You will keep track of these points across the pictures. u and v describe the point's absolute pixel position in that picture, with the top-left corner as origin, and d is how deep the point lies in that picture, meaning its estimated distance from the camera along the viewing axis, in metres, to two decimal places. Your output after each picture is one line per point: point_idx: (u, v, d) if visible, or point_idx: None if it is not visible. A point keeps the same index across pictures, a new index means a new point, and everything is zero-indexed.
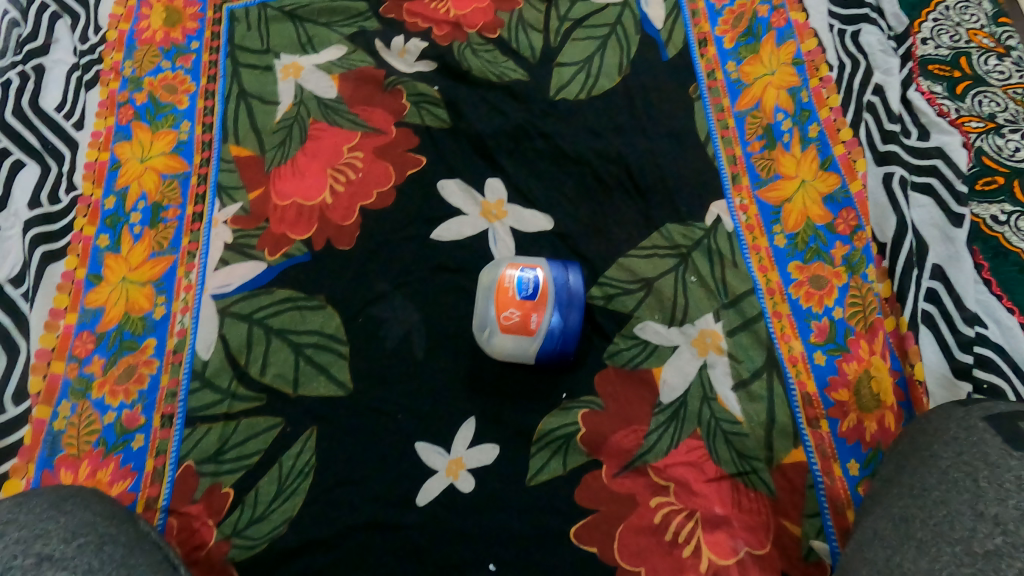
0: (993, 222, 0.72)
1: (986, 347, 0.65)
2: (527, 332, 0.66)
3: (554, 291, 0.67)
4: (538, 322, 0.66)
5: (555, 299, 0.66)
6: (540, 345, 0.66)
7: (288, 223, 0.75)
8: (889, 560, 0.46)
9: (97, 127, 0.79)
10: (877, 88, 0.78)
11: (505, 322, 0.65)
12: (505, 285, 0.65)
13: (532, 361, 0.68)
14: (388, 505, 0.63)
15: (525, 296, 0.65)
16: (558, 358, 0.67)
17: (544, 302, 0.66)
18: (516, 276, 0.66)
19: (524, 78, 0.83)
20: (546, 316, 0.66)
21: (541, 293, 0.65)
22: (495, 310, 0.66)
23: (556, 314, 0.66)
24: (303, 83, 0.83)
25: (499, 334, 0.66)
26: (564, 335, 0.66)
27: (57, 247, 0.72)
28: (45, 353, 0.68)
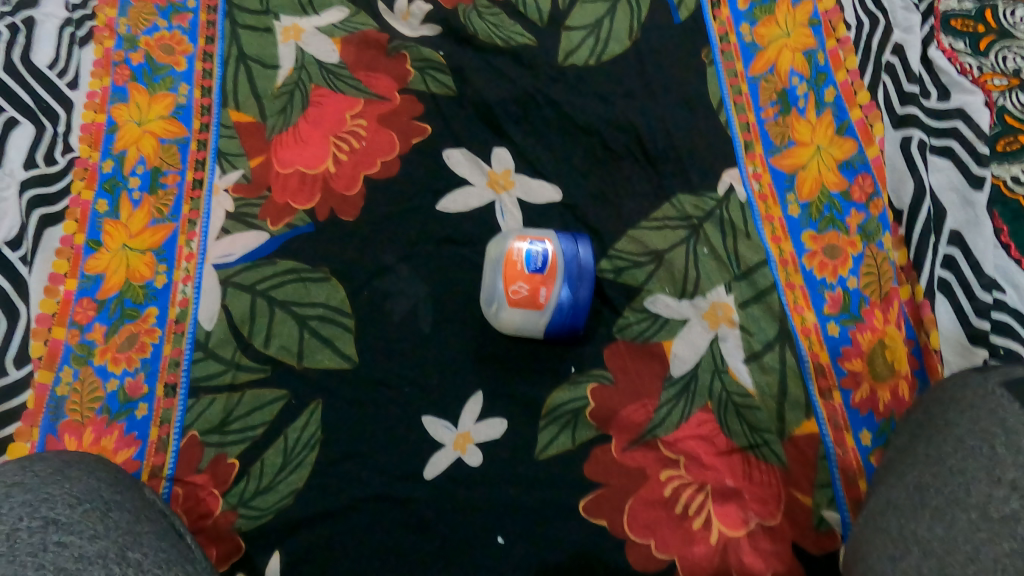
0: (1015, 182, 0.68)
1: (1004, 312, 0.64)
2: (535, 306, 0.65)
3: (563, 265, 0.65)
4: (547, 296, 0.64)
5: (564, 272, 0.65)
6: (550, 319, 0.65)
7: (290, 192, 0.74)
8: (904, 530, 0.46)
9: (92, 86, 0.77)
10: (897, 48, 0.75)
11: (513, 296, 0.64)
12: (513, 259, 0.64)
13: (541, 335, 0.67)
14: (395, 478, 0.62)
15: (534, 269, 0.64)
16: (568, 333, 0.66)
17: (553, 276, 0.64)
18: (524, 250, 0.64)
19: (531, 43, 0.80)
20: (555, 290, 0.64)
21: (550, 267, 0.64)
22: (503, 285, 0.65)
23: (565, 288, 0.65)
24: (304, 47, 0.80)
25: (507, 308, 0.65)
26: (573, 308, 0.65)
27: (55, 211, 0.71)
28: (46, 319, 0.66)
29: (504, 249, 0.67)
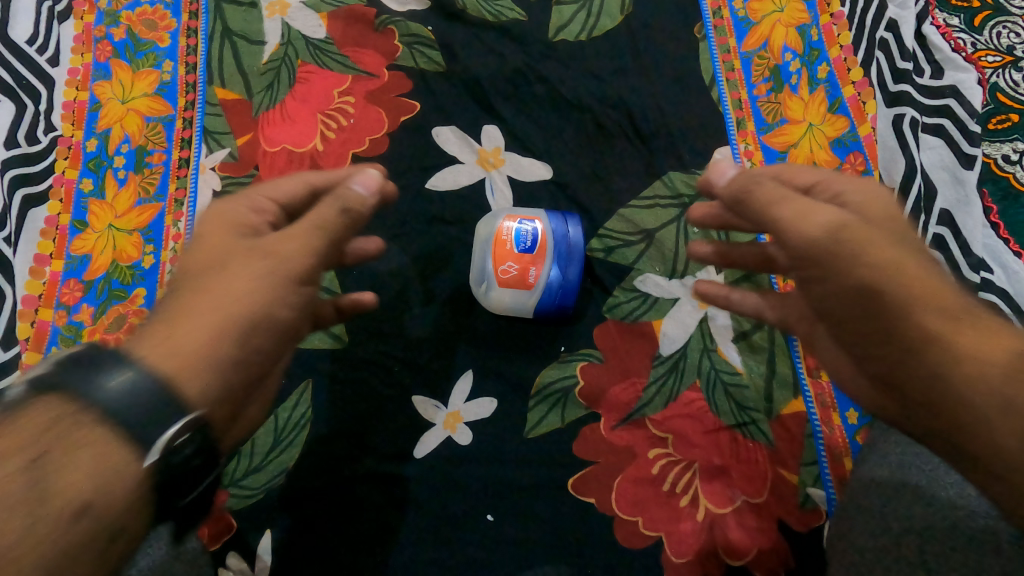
0: (1004, 161, 0.71)
1: (991, 292, 0.65)
2: (526, 287, 0.64)
3: (552, 243, 0.65)
4: (537, 276, 0.64)
5: (554, 251, 0.65)
6: (539, 299, 0.65)
7: (277, 170, 0.73)
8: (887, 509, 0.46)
9: (73, 63, 0.75)
10: (891, 24, 0.74)
11: (502, 276, 0.64)
12: (502, 238, 0.64)
13: (531, 315, 0.66)
14: (385, 457, 0.63)
15: (523, 248, 0.64)
16: (558, 313, 0.66)
17: (542, 256, 0.64)
18: (512, 231, 0.64)
19: (522, 18, 0.79)
20: (544, 269, 0.64)
21: (539, 246, 0.64)
22: (492, 265, 0.64)
23: (555, 267, 0.64)
24: (290, 21, 0.79)
25: (497, 289, 0.65)
26: (563, 288, 0.65)
27: (38, 191, 0.70)
28: (32, 300, 0.67)
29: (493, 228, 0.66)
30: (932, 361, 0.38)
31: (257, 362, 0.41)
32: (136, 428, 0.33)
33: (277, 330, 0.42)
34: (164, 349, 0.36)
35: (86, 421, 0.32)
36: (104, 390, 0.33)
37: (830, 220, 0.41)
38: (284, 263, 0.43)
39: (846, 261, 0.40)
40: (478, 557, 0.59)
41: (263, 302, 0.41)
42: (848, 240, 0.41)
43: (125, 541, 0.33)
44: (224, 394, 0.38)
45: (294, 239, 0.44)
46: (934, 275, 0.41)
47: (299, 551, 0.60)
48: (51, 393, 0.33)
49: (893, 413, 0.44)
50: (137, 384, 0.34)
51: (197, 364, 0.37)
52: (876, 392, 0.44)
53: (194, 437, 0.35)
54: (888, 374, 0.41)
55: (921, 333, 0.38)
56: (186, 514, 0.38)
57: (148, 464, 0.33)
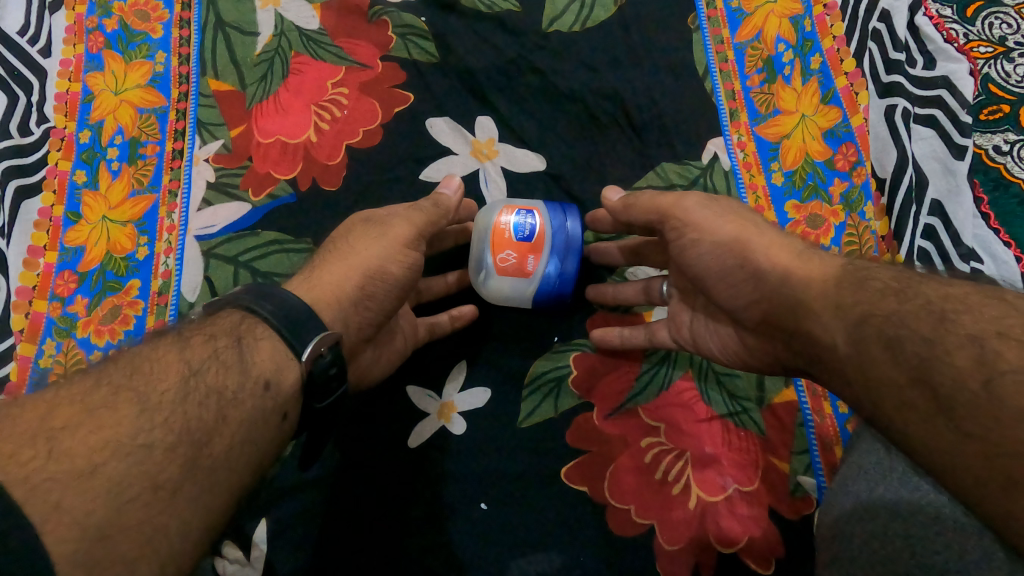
0: (995, 152, 0.72)
1: None
2: (525, 276, 0.63)
3: (552, 232, 0.63)
4: (536, 264, 0.63)
5: (554, 241, 0.63)
6: (538, 287, 0.63)
7: (271, 162, 0.73)
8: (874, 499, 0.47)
9: (65, 54, 0.75)
10: (883, 15, 0.74)
11: (501, 265, 0.62)
12: (500, 227, 0.62)
13: (529, 304, 0.65)
14: (379, 446, 0.63)
15: (522, 238, 0.62)
16: (556, 301, 0.65)
17: (541, 244, 0.62)
18: (509, 218, 0.62)
19: (516, 9, 0.79)
20: (544, 257, 0.63)
21: (539, 236, 0.62)
22: (489, 254, 0.62)
23: (554, 255, 0.63)
24: (283, 12, 0.79)
25: (494, 279, 0.63)
26: (562, 277, 0.63)
27: (31, 182, 0.70)
28: (26, 292, 0.67)
29: (489, 216, 0.64)
30: (785, 288, 0.48)
31: (372, 310, 0.55)
32: (292, 336, 0.45)
33: (388, 283, 0.55)
34: (307, 286, 0.52)
35: (262, 325, 0.46)
36: (279, 303, 0.46)
37: (695, 200, 0.56)
38: (391, 232, 0.57)
39: (705, 222, 0.54)
40: (472, 545, 0.60)
41: (379, 257, 0.55)
42: (708, 208, 0.55)
43: (288, 424, 0.46)
44: (345, 323, 0.52)
45: (403, 219, 0.58)
46: (787, 238, 0.52)
47: (295, 539, 0.60)
48: (240, 308, 0.47)
49: (784, 358, 0.51)
50: (295, 304, 0.47)
51: (332, 295, 0.52)
52: (759, 342, 0.54)
53: (331, 347, 0.46)
54: (760, 317, 0.51)
55: (772, 271, 0.49)
56: (321, 422, 0.49)
57: (301, 362, 0.45)
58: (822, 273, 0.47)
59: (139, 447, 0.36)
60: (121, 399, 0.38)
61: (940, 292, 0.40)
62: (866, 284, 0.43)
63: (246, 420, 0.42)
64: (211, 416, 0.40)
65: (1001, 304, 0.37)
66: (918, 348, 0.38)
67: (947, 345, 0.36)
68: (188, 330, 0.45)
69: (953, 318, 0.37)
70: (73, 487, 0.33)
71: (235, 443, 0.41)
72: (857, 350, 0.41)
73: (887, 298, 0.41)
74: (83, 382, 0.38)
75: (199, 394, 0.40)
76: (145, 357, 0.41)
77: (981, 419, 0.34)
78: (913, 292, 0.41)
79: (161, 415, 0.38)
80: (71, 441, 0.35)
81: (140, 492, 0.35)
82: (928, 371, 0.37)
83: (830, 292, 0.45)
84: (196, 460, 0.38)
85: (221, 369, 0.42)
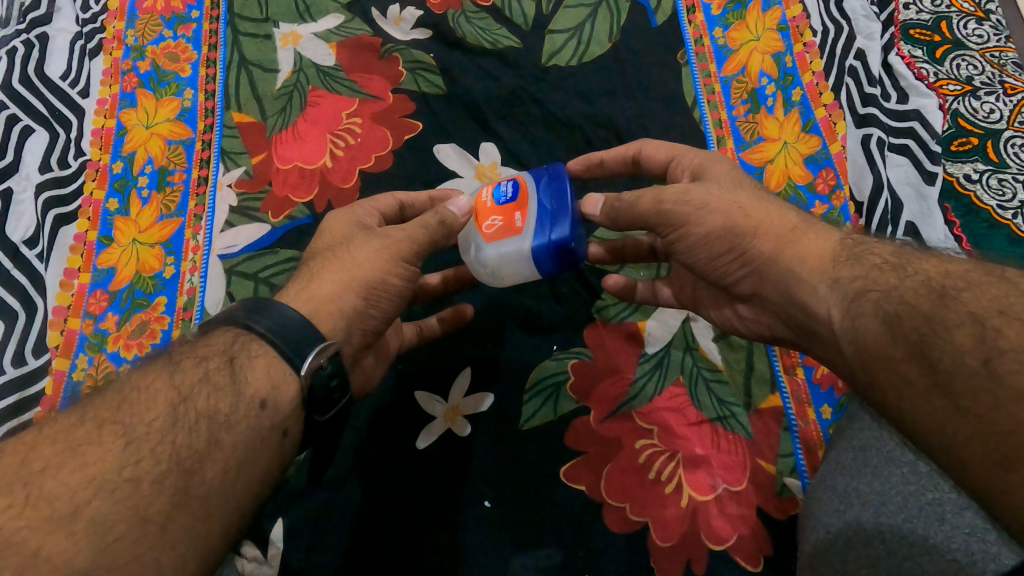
0: (966, 179, 0.77)
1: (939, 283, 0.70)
2: (514, 237, 0.59)
3: (536, 191, 0.61)
4: (523, 222, 0.60)
5: (539, 194, 0.61)
6: (533, 239, 0.59)
7: (290, 186, 0.78)
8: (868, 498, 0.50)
9: (102, 94, 0.82)
10: (859, 53, 0.81)
11: (488, 230, 0.60)
12: (482, 200, 0.62)
13: (531, 264, 0.60)
14: (389, 450, 0.67)
15: (503, 199, 0.61)
16: (557, 249, 0.59)
17: (525, 202, 0.60)
18: (490, 191, 0.62)
19: (517, 45, 0.86)
20: (531, 213, 0.60)
21: (519, 193, 0.61)
22: (476, 226, 0.61)
23: (542, 210, 0.60)
24: (302, 51, 0.86)
25: (484, 248, 0.60)
26: (554, 222, 0.59)
27: (69, 211, 0.76)
28: (62, 311, 0.71)
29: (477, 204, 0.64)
30: (780, 263, 0.53)
31: (376, 318, 0.56)
32: (289, 351, 0.48)
33: (390, 295, 0.56)
34: (304, 297, 0.53)
35: (257, 342, 0.49)
36: (274, 319, 0.49)
37: (675, 193, 0.57)
38: (392, 244, 0.56)
39: (691, 216, 0.56)
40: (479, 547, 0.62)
41: (380, 270, 0.55)
42: (689, 201, 0.57)
43: (290, 439, 0.49)
44: (349, 333, 0.54)
45: (403, 230, 0.57)
46: (774, 211, 0.55)
47: (311, 540, 0.63)
48: (232, 326, 0.50)
49: (777, 329, 0.58)
50: (290, 319, 0.49)
51: (331, 307, 0.53)
52: (755, 315, 0.60)
53: (329, 360, 0.48)
54: (753, 293, 0.57)
55: (762, 253, 0.54)
56: (326, 433, 0.52)
57: (302, 375, 0.48)
58: (820, 247, 0.52)
59: (125, 482, 0.40)
60: (105, 434, 0.42)
61: (939, 269, 0.45)
62: (864, 259, 0.49)
63: (241, 442, 0.45)
64: (203, 443, 0.44)
65: (1003, 283, 0.42)
66: (917, 325, 0.42)
67: (945, 323, 0.41)
68: (180, 353, 0.49)
69: (954, 295, 0.42)
70: (52, 531, 0.37)
71: (229, 467, 0.44)
72: (852, 324, 0.46)
73: (887, 274, 0.47)
74: (70, 418, 0.43)
75: (187, 420, 0.44)
76: (134, 385, 0.46)
77: (979, 398, 0.38)
78: (911, 269, 0.46)
79: (148, 446, 0.42)
80: (54, 481, 0.39)
81: (128, 528, 0.39)
82: (927, 347, 0.41)
83: (827, 267, 0.50)
84: (185, 491, 0.42)
85: (212, 393, 0.46)
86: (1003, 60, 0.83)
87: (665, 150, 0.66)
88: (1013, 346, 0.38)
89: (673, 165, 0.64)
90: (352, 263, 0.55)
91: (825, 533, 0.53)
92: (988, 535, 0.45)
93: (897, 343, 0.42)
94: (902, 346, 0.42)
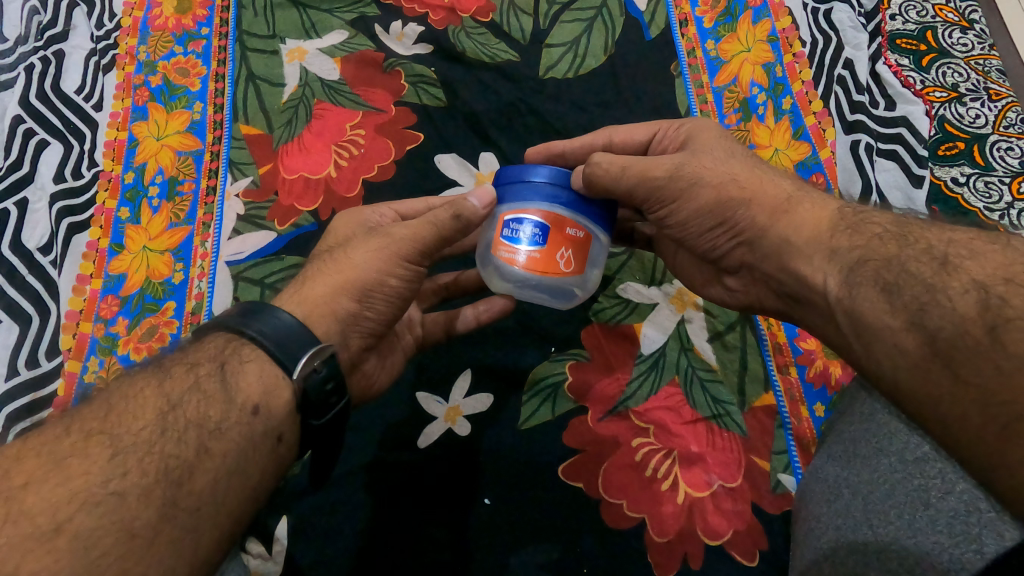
0: (953, 183, 0.79)
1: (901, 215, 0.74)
2: (587, 241, 0.58)
3: (540, 201, 0.57)
4: (579, 226, 0.58)
5: (540, 201, 0.57)
6: (593, 225, 0.59)
7: (295, 195, 0.81)
8: (869, 499, 0.51)
9: (115, 108, 0.85)
10: (847, 63, 0.84)
11: (571, 262, 0.57)
12: (527, 261, 0.56)
13: (603, 245, 0.61)
14: (391, 448, 0.68)
15: (542, 236, 0.56)
16: (604, 210, 0.60)
17: (557, 218, 0.57)
18: (518, 247, 0.56)
19: (515, 59, 0.89)
20: (568, 215, 0.57)
21: (538, 218, 0.57)
22: (556, 276, 0.57)
23: (570, 204, 0.58)
24: (308, 66, 0.89)
25: (581, 272, 0.58)
26: (583, 197, 0.58)
27: (81, 219, 0.78)
28: (74, 315, 0.73)
29: (503, 273, 0.58)
30: (772, 233, 0.54)
31: (372, 319, 0.57)
32: (282, 355, 0.48)
33: (387, 294, 0.56)
34: (297, 300, 0.54)
35: (248, 346, 0.49)
36: (266, 322, 0.49)
37: (666, 167, 0.58)
38: (393, 243, 0.56)
39: (683, 192, 0.58)
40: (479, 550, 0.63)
41: (377, 271, 0.56)
42: (682, 175, 0.58)
43: (285, 446, 0.49)
44: (344, 337, 0.55)
45: (407, 227, 0.57)
46: (767, 180, 0.56)
47: (314, 537, 0.64)
48: (224, 331, 0.50)
49: (767, 299, 0.58)
50: (285, 323, 0.49)
51: (325, 309, 0.54)
52: (744, 287, 0.60)
53: (324, 362, 0.48)
54: (741, 264, 0.58)
55: (755, 223, 0.55)
56: (327, 438, 0.51)
57: (294, 380, 0.48)
58: (816, 216, 0.52)
59: (110, 495, 0.40)
60: (92, 445, 0.42)
61: (942, 237, 0.45)
62: (863, 228, 0.49)
63: (232, 449, 0.45)
64: (192, 452, 0.43)
65: (1005, 250, 0.42)
66: (917, 293, 0.42)
67: (947, 291, 0.41)
68: (170, 360, 0.49)
69: (956, 263, 0.42)
70: (33, 549, 0.37)
71: (219, 477, 0.44)
72: (849, 292, 0.46)
73: (887, 243, 0.47)
74: (56, 429, 0.42)
75: (176, 429, 0.44)
76: (122, 395, 0.45)
77: (981, 365, 0.38)
78: (913, 238, 0.46)
79: (134, 458, 0.41)
80: (34, 497, 0.38)
81: (113, 543, 0.38)
82: (925, 315, 0.41)
83: (823, 237, 0.51)
84: (174, 501, 0.41)
85: (203, 401, 0.46)
86: (987, 67, 0.86)
87: (642, 128, 0.67)
88: (1019, 314, 0.38)
89: (657, 139, 0.66)
90: (349, 263, 0.56)
91: (829, 531, 0.53)
92: (971, 517, 0.46)
93: (899, 316, 0.43)
94: (901, 317, 0.42)
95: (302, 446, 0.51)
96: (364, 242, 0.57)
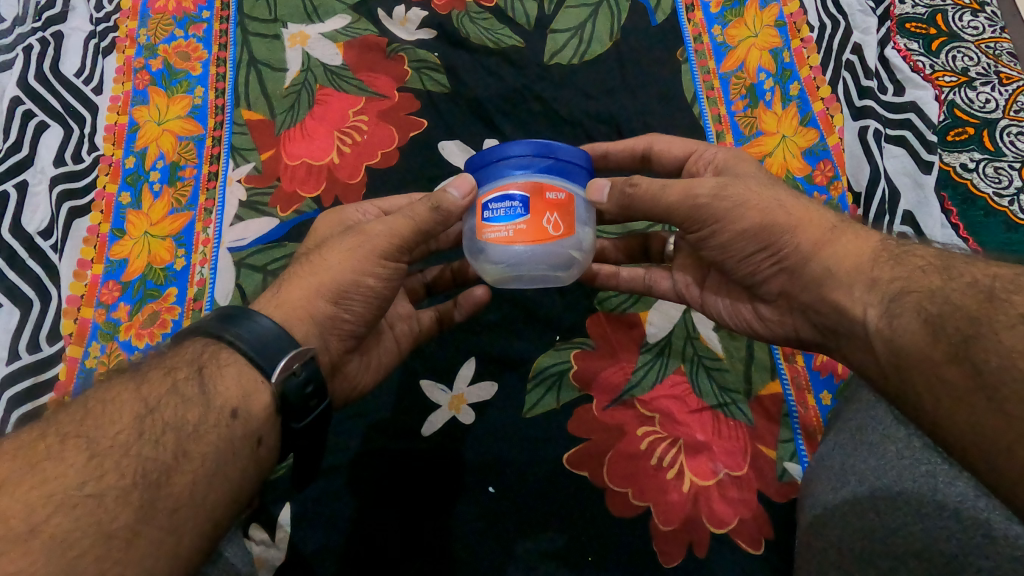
0: (962, 169, 0.78)
1: (906, 226, 0.73)
2: (571, 202, 0.55)
3: (515, 174, 0.54)
4: (559, 189, 0.55)
5: (514, 173, 0.55)
6: (572, 186, 0.56)
7: (298, 181, 0.80)
8: (877, 483, 0.51)
9: (115, 91, 0.84)
10: (856, 47, 0.82)
11: (563, 226, 0.54)
12: (519, 234, 0.53)
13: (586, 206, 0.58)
14: (392, 437, 0.68)
15: (526, 205, 0.53)
16: (579, 170, 0.58)
17: (536, 185, 0.54)
18: (507, 223, 0.53)
19: (519, 45, 0.88)
20: (546, 179, 0.55)
21: (517, 189, 0.54)
22: (552, 243, 0.54)
23: (546, 170, 0.55)
24: (310, 50, 0.88)
25: (573, 235, 0.55)
26: (556, 157, 0.56)
27: (82, 203, 0.77)
28: (75, 299, 0.73)
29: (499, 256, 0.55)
30: (816, 263, 0.52)
31: (351, 321, 0.56)
32: (259, 358, 0.47)
33: (364, 295, 0.55)
34: (275, 304, 0.54)
35: (227, 351, 0.48)
36: (244, 328, 0.48)
37: (710, 187, 0.56)
38: (369, 240, 0.55)
39: (727, 212, 0.55)
40: (475, 539, 0.63)
41: (353, 272, 0.55)
42: (726, 197, 0.55)
43: (265, 449, 0.48)
44: (323, 339, 0.55)
45: (384, 225, 0.56)
46: (814, 211, 0.55)
47: (313, 525, 0.64)
48: (202, 336, 0.49)
49: (804, 330, 0.57)
50: (263, 328, 0.48)
51: (303, 312, 0.54)
52: (779, 317, 0.60)
53: (304, 365, 0.48)
54: (781, 292, 0.57)
55: (799, 250, 0.53)
56: (310, 441, 0.51)
57: (273, 383, 0.47)
58: (859, 247, 0.51)
59: (87, 498, 0.39)
60: (68, 449, 0.41)
61: (988, 271, 0.44)
62: (908, 261, 0.48)
63: (211, 454, 0.44)
64: (170, 456, 0.43)
65: None
66: (961, 325, 0.42)
67: (994, 324, 0.40)
68: (149, 365, 0.48)
69: (1005, 297, 0.41)
70: (10, 551, 0.36)
71: (197, 479, 0.43)
72: (890, 324, 0.46)
73: (931, 275, 0.46)
74: (31, 433, 0.42)
75: (154, 433, 0.43)
76: (100, 399, 0.45)
77: None
78: (958, 271, 0.45)
79: (110, 460, 0.41)
80: (9, 501, 0.38)
81: (91, 544, 0.38)
82: (971, 348, 0.41)
83: (865, 267, 0.50)
84: (152, 503, 0.41)
85: (182, 405, 0.45)
86: (997, 51, 0.85)
87: (680, 146, 0.68)
88: None
89: (693, 159, 0.66)
90: (322, 264, 0.55)
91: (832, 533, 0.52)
92: (979, 501, 0.46)
93: (936, 346, 0.42)
94: (943, 349, 0.42)
95: (285, 449, 0.50)
96: (338, 240, 0.56)
